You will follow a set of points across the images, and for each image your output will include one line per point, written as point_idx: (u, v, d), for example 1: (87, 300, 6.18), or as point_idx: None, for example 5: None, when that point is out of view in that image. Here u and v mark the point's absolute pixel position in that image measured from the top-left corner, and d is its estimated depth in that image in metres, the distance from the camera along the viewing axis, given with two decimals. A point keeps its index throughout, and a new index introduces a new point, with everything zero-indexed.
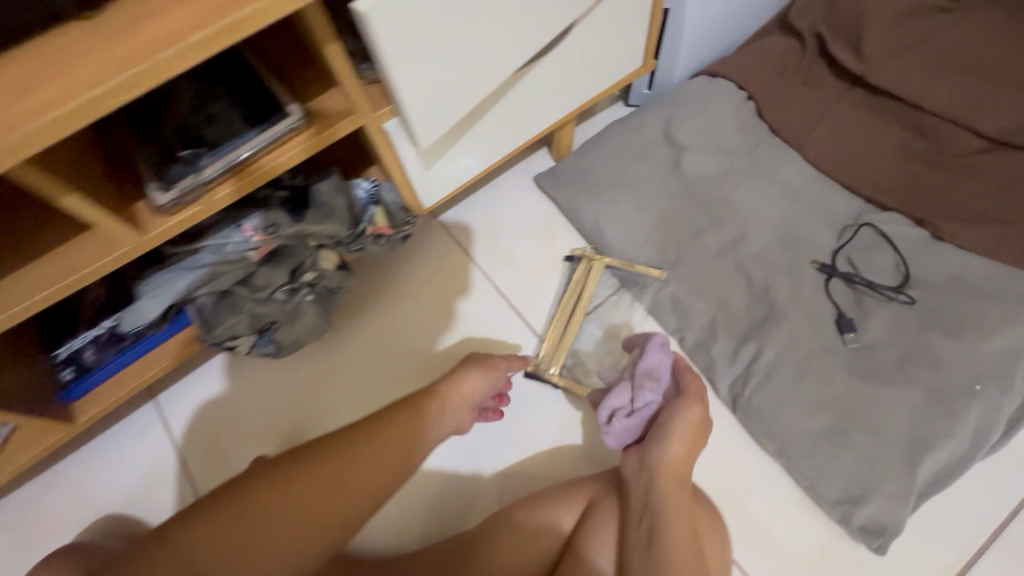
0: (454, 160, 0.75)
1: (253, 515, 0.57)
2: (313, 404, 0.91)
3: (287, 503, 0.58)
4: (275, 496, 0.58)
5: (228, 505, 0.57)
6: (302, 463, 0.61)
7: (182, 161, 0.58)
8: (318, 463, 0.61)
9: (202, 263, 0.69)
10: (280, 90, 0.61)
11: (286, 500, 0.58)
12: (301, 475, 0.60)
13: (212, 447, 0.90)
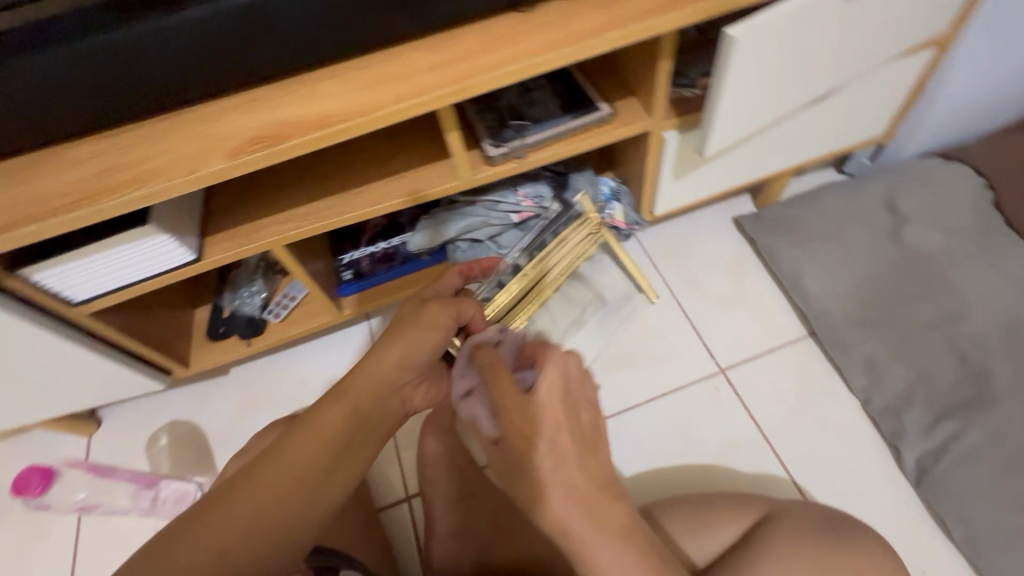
0: (701, 176, 0.84)
1: (278, 510, 0.44)
2: None
3: (268, 505, 0.44)
4: (269, 496, 0.44)
5: (230, 512, 0.43)
6: (293, 445, 0.48)
7: (512, 128, 0.73)
8: (267, 471, 0.46)
9: (476, 212, 0.85)
10: (593, 91, 0.76)
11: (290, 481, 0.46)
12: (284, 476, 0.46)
13: None
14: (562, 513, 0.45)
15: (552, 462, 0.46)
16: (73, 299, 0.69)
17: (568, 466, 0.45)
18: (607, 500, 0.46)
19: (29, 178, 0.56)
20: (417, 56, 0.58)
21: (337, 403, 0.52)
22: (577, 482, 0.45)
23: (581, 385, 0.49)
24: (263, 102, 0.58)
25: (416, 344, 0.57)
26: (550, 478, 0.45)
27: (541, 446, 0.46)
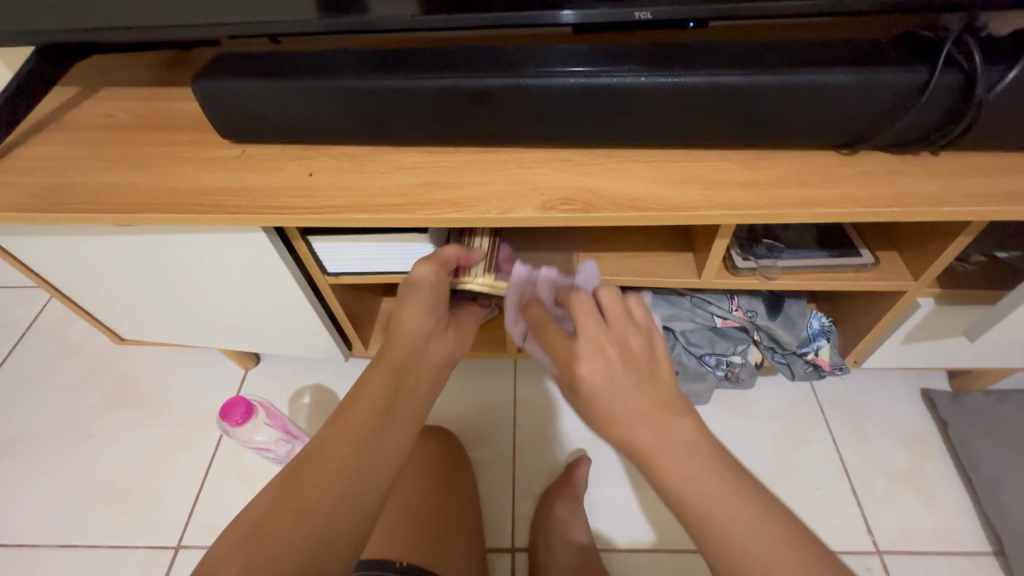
0: (936, 347, 0.79)
1: (337, 496, 0.45)
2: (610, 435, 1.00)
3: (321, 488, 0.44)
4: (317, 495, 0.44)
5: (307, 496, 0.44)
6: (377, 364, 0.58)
7: (764, 245, 0.73)
8: (315, 468, 0.46)
9: (683, 306, 0.85)
10: (853, 234, 0.74)
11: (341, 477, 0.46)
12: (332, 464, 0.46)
13: (537, 421, 1.02)
14: (649, 444, 0.44)
15: (615, 394, 0.47)
16: (328, 269, 0.77)
17: (638, 400, 0.46)
18: (668, 414, 0.45)
19: (362, 170, 0.65)
20: (728, 168, 0.61)
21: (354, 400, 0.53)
22: (660, 414, 0.45)
23: (624, 308, 0.53)
24: (573, 166, 0.62)
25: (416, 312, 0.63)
26: (636, 413, 0.45)
27: (627, 381, 0.47)
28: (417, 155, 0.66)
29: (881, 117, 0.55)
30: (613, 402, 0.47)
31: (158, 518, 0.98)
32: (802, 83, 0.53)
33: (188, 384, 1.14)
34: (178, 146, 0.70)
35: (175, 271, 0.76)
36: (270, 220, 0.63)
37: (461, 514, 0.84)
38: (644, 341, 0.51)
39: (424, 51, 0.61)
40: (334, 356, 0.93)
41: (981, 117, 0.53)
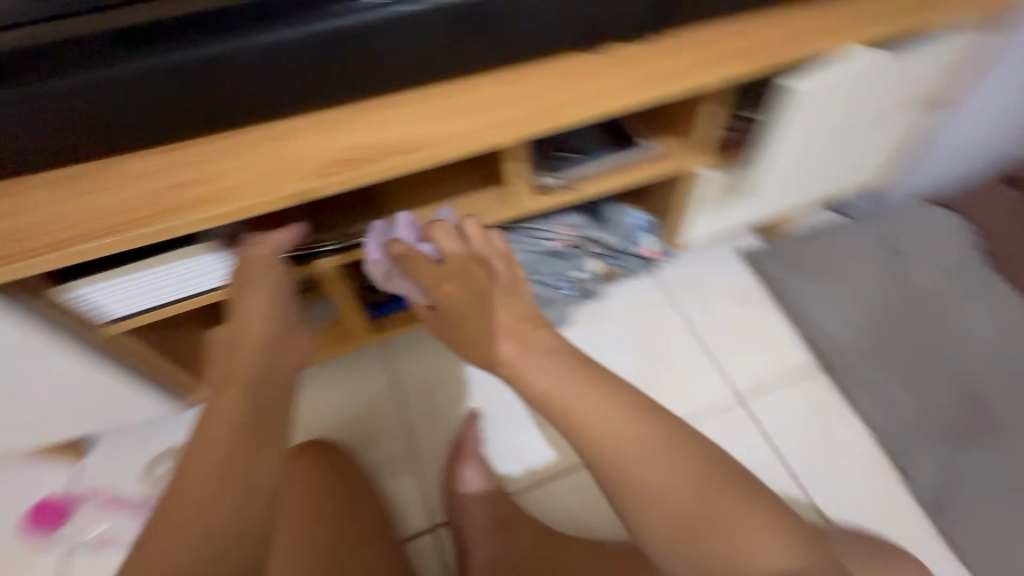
0: (733, 211, 0.90)
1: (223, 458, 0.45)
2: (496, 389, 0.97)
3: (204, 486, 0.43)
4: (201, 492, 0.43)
5: (186, 504, 0.42)
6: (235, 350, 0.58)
7: (563, 160, 0.75)
8: (192, 466, 0.45)
9: (514, 238, 0.86)
10: (637, 128, 0.79)
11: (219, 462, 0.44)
12: (207, 458, 0.45)
13: (422, 399, 0.97)
14: (699, 514, 0.48)
15: (605, 418, 0.52)
16: (108, 315, 0.65)
17: (600, 414, 0.52)
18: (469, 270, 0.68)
19: (93, 189, 0.54)
20: (494, 90, 0.60)
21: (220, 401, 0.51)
22: (635, 442, 0.50)
23: (486, 241, 0.68)
24: (343, 125, 0.58)
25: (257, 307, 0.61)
26: (635, 447, 0.50)
27: (576, 392, 0.54)
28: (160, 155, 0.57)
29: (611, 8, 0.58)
30: (613, 455, 0.50)
31: None
32: None
33: None
34: None
35: None
36: None
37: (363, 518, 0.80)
38: (507, 264, 0.68)
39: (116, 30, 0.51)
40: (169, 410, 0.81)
41: None
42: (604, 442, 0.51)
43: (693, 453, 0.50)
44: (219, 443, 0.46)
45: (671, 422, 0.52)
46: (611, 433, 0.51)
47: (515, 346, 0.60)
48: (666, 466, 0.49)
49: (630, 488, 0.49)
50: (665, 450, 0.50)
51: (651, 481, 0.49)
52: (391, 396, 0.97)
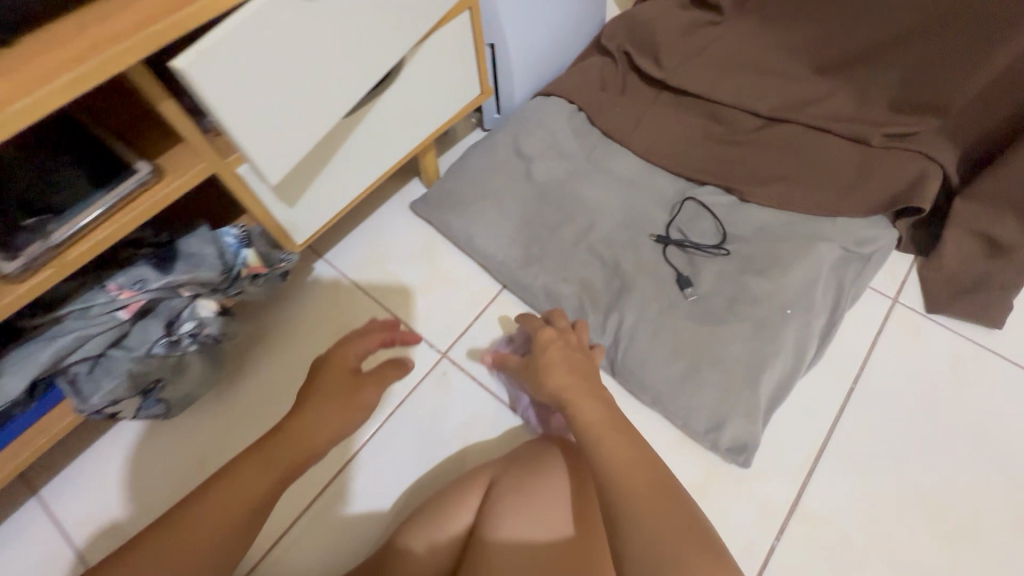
0: (321, 189, 0.81)
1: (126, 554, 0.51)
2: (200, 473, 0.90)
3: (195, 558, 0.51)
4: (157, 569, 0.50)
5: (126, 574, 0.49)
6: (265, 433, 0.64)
7: (27, 229, 0.59)
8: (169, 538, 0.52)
9: (67, 329, 0.69)
10: (126, 150, 0.65)
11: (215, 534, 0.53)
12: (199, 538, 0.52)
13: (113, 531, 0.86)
14: (660, 527, 0.50)
15: (627, 489, 0.53)
16: None
17: (627, 449, 0.58)
18: None
19: None
20: None
21: (245, 484, 0.57)
22: (647, 494, 0.53)
23: None
24: None
25: (311, 423, 0.64)
26: (625, 494, 0.53)
27: (621, 472, 0.55)
28: None
29: None
30: (627, 527, 0.50)
31: None
32: None
33: None
34: None
35: None
36: None
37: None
38: None
39: None
40: None
41: None
42: (632, 493, 0.53)
43: (660, 474, 0.55)
44: (233, 516, 0.55)
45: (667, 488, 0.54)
46: (625, 479, 0.54)
47: (597, 411, 0.63)
48: (655, 512, 0.51)
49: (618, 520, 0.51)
50: (681, 520, 0.51)
51: (678, 531, 0.50)
52: (76, 545, 0.85)
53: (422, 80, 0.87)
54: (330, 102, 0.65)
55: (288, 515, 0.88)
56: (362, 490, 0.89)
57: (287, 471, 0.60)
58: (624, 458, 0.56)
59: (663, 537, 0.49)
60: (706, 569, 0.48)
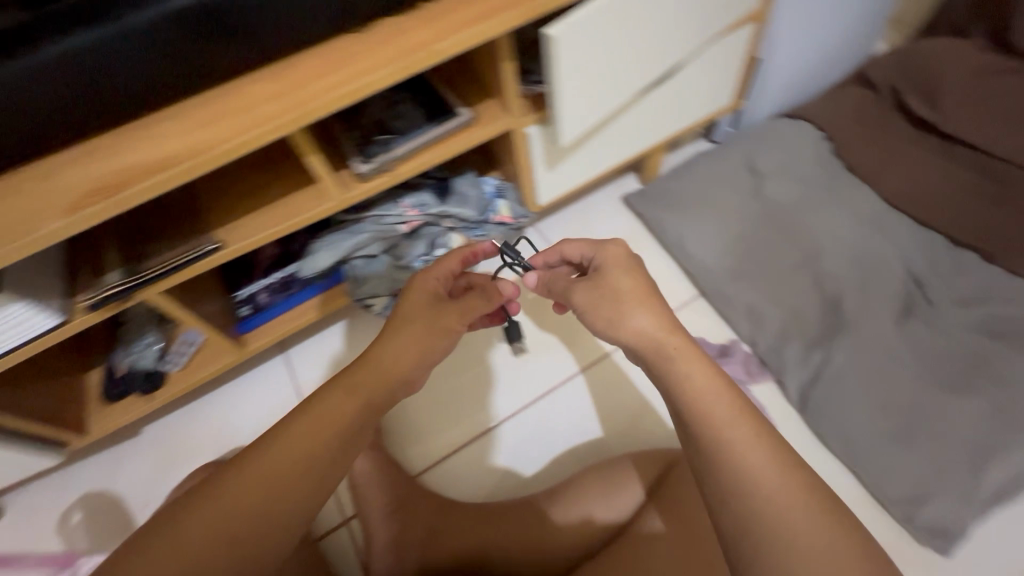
0: (575, 162, 0.88)
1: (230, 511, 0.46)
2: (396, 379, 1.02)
3: (279, 493, 0.47)
4: (244, 505, 0.46)
5: (212, 505, 0.45)
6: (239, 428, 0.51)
7: (378, 143, 0.75)
8: (251, 473, 0.47)
9: (365, 229, 0.85)
10: (453, 97, 0.79)
11: (284, 474, 0.48)
12: (272, 471, 0.48)
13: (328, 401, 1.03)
14: (710, 416, 0.47)
15: (690, 375, 0.50)
16: None
17: (650, 326, 0.56)
18: None
19: None
20: (252, 88, 0.58)
21: (346, 396, 0.54)
22: (712, 387, 0.49)
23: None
24: (99, 155, 0.56)
25: (404, 348, 0.59)
26: (684, 380, 0.50)
27: (686, 354, 0.52)
28: None
29: None
30: (676, 372, 0.51)
31: None
32: None
33: None
34: None
35: None
36: None
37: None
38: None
39: None
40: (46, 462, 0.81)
41: None
42: (693, 364, 0.51)
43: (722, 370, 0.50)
44: (323, 444, 0.50)
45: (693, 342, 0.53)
46: (652, 345, 0.54)
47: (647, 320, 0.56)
48: (722, 405, 0.47)
49: (688, 404, 0.48)
50: (715, 393, 0.48)
51: (708, 406, 0.47)
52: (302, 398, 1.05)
53: (699, 74, 0.88)
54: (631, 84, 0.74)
55: (460, 439, 0.96)
56: (530, 438, 0.96)
57: (371, 404, 0.55)
58: (647, 337, 0.55)
59: (720, 428, 0.46)
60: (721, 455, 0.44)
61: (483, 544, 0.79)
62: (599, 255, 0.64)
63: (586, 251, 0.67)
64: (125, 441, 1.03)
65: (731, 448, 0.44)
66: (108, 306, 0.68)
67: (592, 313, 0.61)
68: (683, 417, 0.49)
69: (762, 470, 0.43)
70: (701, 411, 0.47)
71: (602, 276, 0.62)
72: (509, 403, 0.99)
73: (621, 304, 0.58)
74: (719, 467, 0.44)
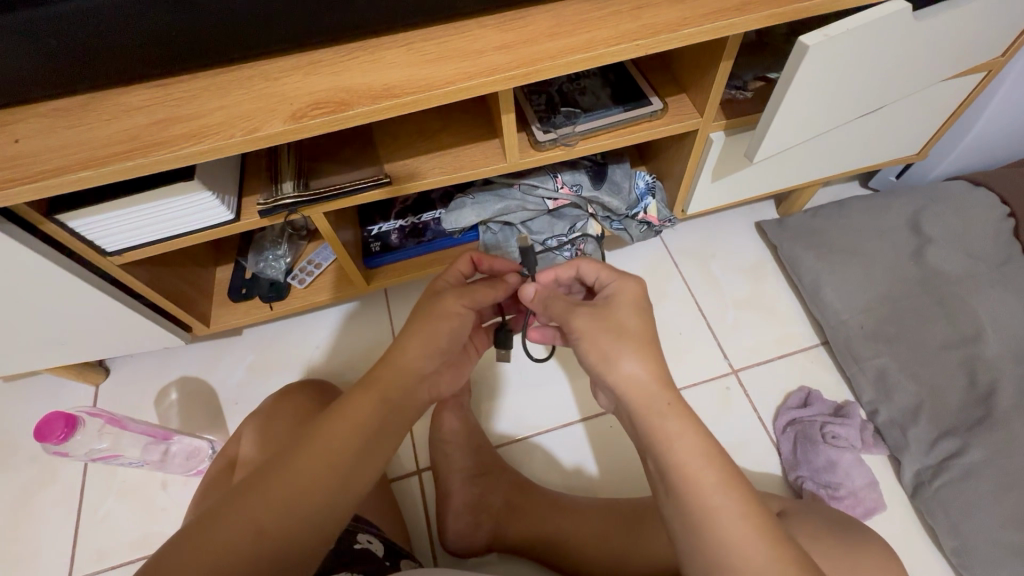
0: (741, 178, 0.83)
1: (287, 494, 0.45)
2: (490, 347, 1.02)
3: (309, 488, 0.46)
4: (272, 506, 0.44)
5: (241, 512, 0.43)
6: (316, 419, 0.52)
7: (562, 115, 0.72)
8: (280, 479, 0.46)
9: (515, 196, 0.84)
10: (645, 84, 0.75)
11: (312, 470, 0.47)
12: (303, 470, 0.47)
13: None
14: (699, 481, 0.46)
15: (681, 435, 0.48)
16: (107, 249, 0.67)
17: (641, 372, 0.51)
18: (101, 162, 0.52)
19: (79, 123, 0.55)
20: (481, 35, 0.57)
21: (368, 393, 0.53)
22: (701, 446, 0.47)
23: (161, 127, 0.54)
24: (324, 67, 0.57)
25: (439, 335, 0.58)
26: (671, 440, 0.48)
27: (672, 409, 0.49)
28: (147, 92, 0.57)
29: None
30: (660, 431, 0.48)
31: (41, 558, 0.91)
32: None
33: (33, 415, 1.03)
34: None
35: None
36: None
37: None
38: (167, 154, 0.52)
39: None
40: (172, 341, 0.85)
41: None
42: (669, 419, 0.49)
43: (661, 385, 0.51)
44: (350, 440, 0.50)
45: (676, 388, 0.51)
46: (643, 398, 0.50)
47: (636, 363, 0.51)
48: (704, 468, 0.46)
49: (673, 472, 0.46)
50: (702, 456, 0.47)
51: (692, 471, 0.46)
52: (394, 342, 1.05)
53: (905, 118, 0.80)
54: (846, 111, 0.68)
55: (543, 423, 0.95)
56: (614, 444, 0.93)
57: (393, 399, 0.53)
58: (638, 385, 0.50)
59: (705, 496, 0.45)
60: (693, 521, 0.45)
61: (557, 532, 0.79)
62: (613, 285, 0.59)
63: (603, 276, 0.60)
64: (227, 337, 1.07)
65: (701, 515, 0.45)
66: (277, 213, 0.68)
67: (588, 344, 0.54)
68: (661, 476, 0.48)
69: (748, 544, 0.43)
70: (681, 476, 0.46)
71: (608, 306, 0.56)
72: (597, 401, 0.96)
73: (619, 343, 0.52)
74: (699, 537, 0.44)
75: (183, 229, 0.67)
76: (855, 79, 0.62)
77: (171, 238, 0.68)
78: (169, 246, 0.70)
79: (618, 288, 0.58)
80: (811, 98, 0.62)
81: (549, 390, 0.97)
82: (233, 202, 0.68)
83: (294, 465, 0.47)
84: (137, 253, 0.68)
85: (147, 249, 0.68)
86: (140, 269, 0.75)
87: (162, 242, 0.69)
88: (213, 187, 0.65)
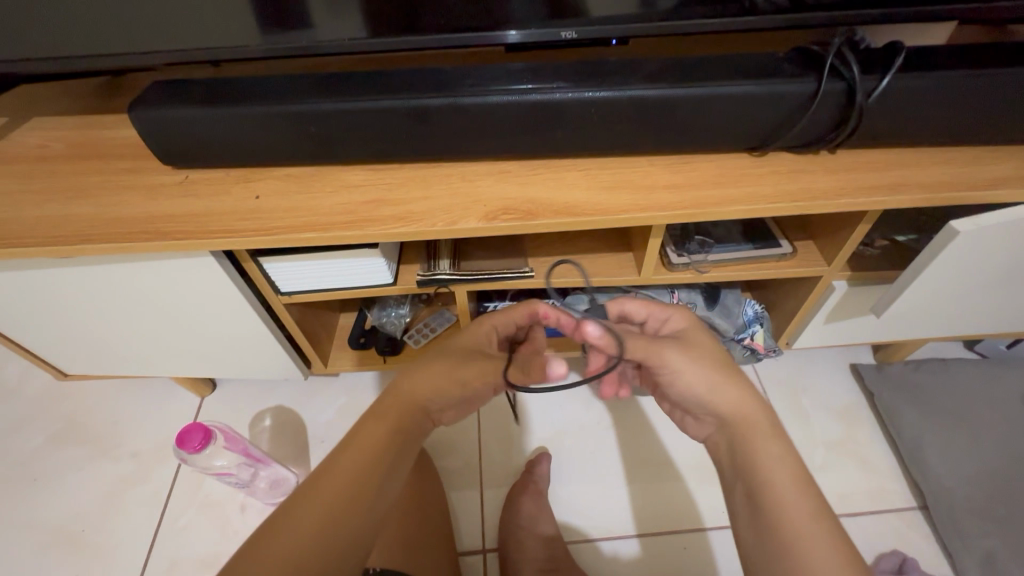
0: (853, 327, 0.86)
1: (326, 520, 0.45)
2: (573, 439, 1.02)
3: (325, 524, 0.45)
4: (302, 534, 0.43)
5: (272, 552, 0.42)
6: (350, 446, 0.51)
7: (696, 242, 0.79)
8: (299, 514, 0.45)
9: (630, 302, 0.90)
10: (775, 227, 0.81)
11: (337, 498, 0.46)
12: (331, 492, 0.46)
13: (503, 428, 1.04)
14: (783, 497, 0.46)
15: (777, 457, 0.49)
16: (281, 289, 0.77)
17: (744, 396, 0.54)
18: (321, 227, 0.62)
19: (308, 191, 0.66)
20: (651, 172, 0.66)
21: (384, 415, 0.54)
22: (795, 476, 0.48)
23: (373, 207, 0.64)
24: (514, 177, 0.66)
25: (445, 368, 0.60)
26: (772, 463, 0.49)
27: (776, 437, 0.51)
28: (363, 174, 0.69)
29: (780, 124, 0.62)
30: (761, 453, 0.50)
31: (115, 556, 0.95)
32: (707, 94, 0.59)
33: (142, 414, 1.12)
34: (121, 175, 0.70)
35: (112, 299, 0.73)
36: (212, 244, 0.62)
37: (422, 505, 0.88)
38: (377, 229, 0.61)
39: (363, 74, 0.64)
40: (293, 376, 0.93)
41: (864, 121, 0.61)
42: (773, 443, 0.50)
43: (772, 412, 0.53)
44: (375, 462, 0.50)
45: (781, 424, 0.53)
46: (747, 417, 0.53)
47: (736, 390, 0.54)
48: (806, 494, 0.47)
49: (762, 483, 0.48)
50: (794, 479, 0.48)
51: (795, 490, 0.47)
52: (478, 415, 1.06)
53: None
54: (981, 287, 0.70)
55: (617, 527, 0.93)
56: (688, 567, 0.89)
57: (403, 418, 0.54)
58: (738, 406, 0.53)
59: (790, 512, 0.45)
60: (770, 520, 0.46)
61: None
62: (674, 319, 0.62)
63: (655, 312, 0.63)
64: (326, 376, 1.14)
65: (776, 520, 0.45)
66: (430, 285, 0.77)
67: (687, 377, 0.56)
68: (749, 491, 0.48)
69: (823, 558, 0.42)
70: (768, 485, 0.47)
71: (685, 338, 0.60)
72: (670, 519, 0.94)
73: (720, 369, 0.56)
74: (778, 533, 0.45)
75: (348, 284, 0.77)
76: (995, 263, 0.65)
77: (336, 290, 0.77)
78: (331, 297, 0.79)
79: (676, 320, 0.63)
80: (951, 273, 0.65)
81: (627, 493, 0.96)
82: (395, 268, 0.77)
83: (318, 486, 0.47)
84: (302, 298, 0.77)
85: (311, 295, 0.77)
86: (293, 309, 0.84)
87: (325, 292, 0.77)
88: (387, 255, 0.74)
